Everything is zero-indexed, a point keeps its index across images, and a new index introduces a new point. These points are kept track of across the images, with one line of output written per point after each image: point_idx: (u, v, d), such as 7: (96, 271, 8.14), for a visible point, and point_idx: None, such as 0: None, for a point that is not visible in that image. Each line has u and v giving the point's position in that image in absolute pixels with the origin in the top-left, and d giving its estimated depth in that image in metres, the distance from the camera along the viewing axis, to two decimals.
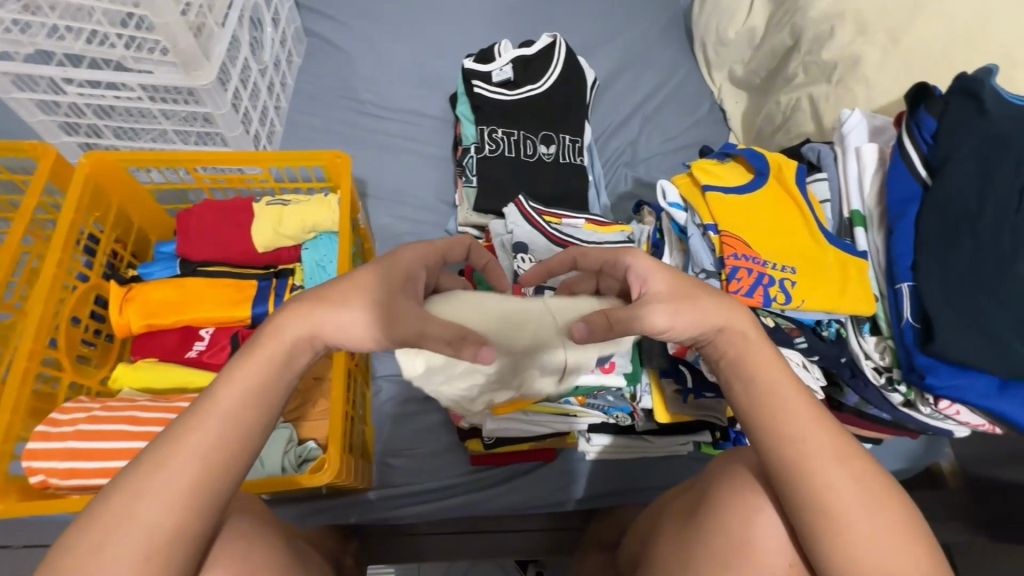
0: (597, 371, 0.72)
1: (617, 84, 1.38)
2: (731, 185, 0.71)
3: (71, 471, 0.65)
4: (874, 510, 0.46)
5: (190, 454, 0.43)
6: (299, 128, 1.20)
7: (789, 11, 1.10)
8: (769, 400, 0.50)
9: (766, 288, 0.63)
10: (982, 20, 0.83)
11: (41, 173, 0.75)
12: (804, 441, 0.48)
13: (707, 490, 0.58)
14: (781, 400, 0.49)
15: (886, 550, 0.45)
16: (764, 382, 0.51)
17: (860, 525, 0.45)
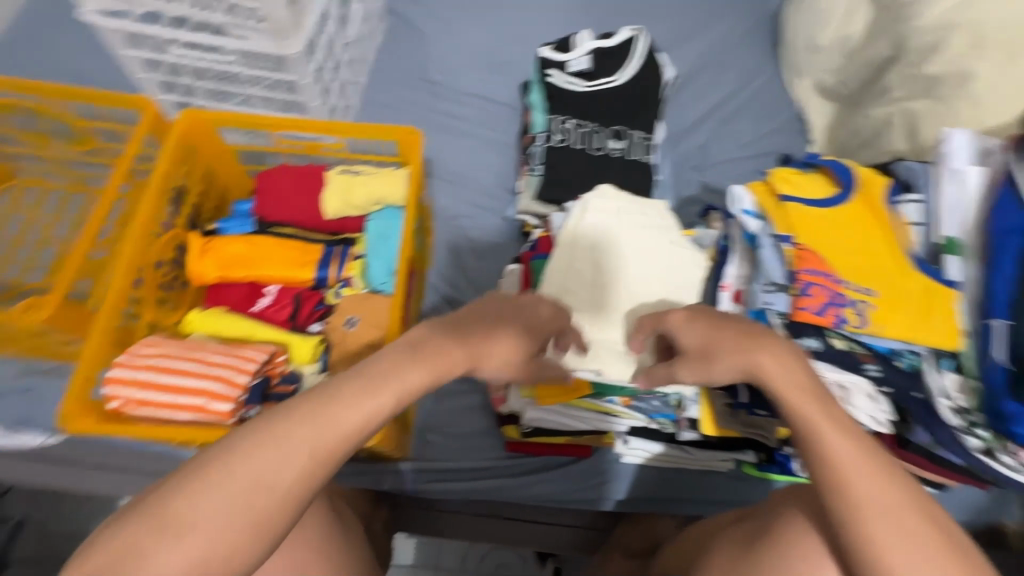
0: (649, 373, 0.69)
1: (694, 84, 1.33)
2: (814, 198, 0.67)
3: (144, 401, 0.70)
4: (926, 555, 0.43)
5: (287, 459, 0.43)
6: (373, 104, 1.23)
7: (893, 19, 1.03)
8: (810, 444, 0.48)
9: (840, 308, 0.60)
10: None
11: (142, 125, 0.81)
12: (850, 489, 0.46)
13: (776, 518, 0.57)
14: (823, 445, 0.47)
15: None
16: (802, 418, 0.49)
17: None
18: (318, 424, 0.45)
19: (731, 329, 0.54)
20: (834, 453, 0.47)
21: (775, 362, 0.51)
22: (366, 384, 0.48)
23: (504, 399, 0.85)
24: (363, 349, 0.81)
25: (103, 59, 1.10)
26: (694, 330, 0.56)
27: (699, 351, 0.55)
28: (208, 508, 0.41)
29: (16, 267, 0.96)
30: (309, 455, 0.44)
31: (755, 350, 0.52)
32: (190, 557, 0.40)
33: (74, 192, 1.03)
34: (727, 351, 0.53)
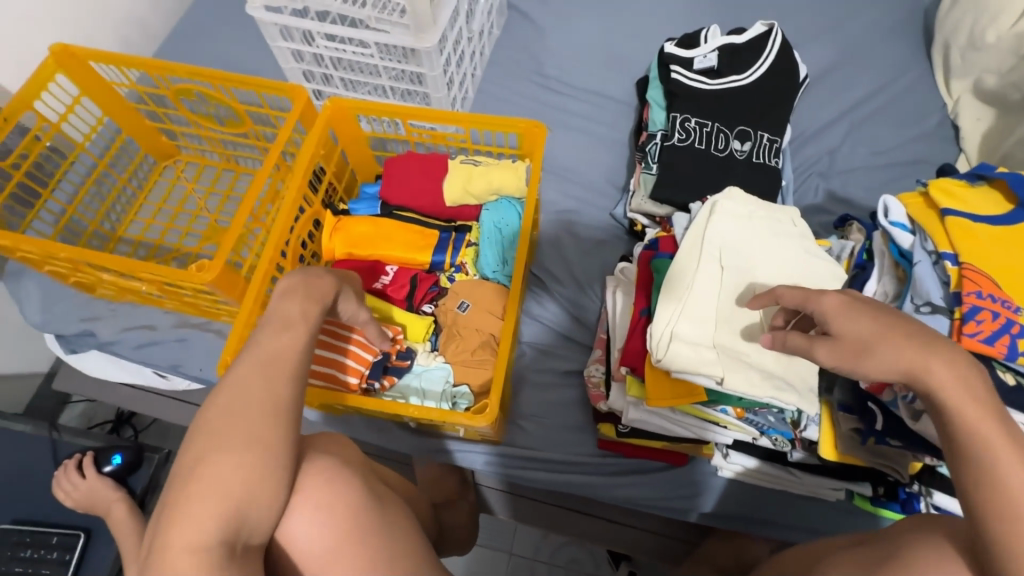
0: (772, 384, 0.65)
1: (826, 84, 1.24)
2: (983, 214, 0.61)
3: None
4: None
5: (251, 394, 0.48)
6: (488, 96, 1.26)
7: None
8: (985, 467, 0.43)
9: (1015, 338, 0.52)
10: None
11: (294, 111, 0.88)
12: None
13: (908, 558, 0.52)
14: (1002, 471, 0.42)
15: None
16: (968, 435, 0.44)
17: None
18: (264, 361, 0.50)
19: (893, 327, 0.49)
20: (1007, 480, 0.42)
21: (954, 372, 0.45)
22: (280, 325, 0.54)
23: (603, 396, 0.87)
24: (474, 333, 0.84)
25: (257, 50, 1.21)
26: (861, 319, 0.50)
27: (869, 338, 0.49)
28: (220, 447, 0.45)
29: (177, 232, 1.10)
30: (264, 380, 0.48)
31: (932, 354, 0.46)
32: (217, 495, 0.43)
33: (225, 169, 1.16)
34: (905, 355, 0.47)
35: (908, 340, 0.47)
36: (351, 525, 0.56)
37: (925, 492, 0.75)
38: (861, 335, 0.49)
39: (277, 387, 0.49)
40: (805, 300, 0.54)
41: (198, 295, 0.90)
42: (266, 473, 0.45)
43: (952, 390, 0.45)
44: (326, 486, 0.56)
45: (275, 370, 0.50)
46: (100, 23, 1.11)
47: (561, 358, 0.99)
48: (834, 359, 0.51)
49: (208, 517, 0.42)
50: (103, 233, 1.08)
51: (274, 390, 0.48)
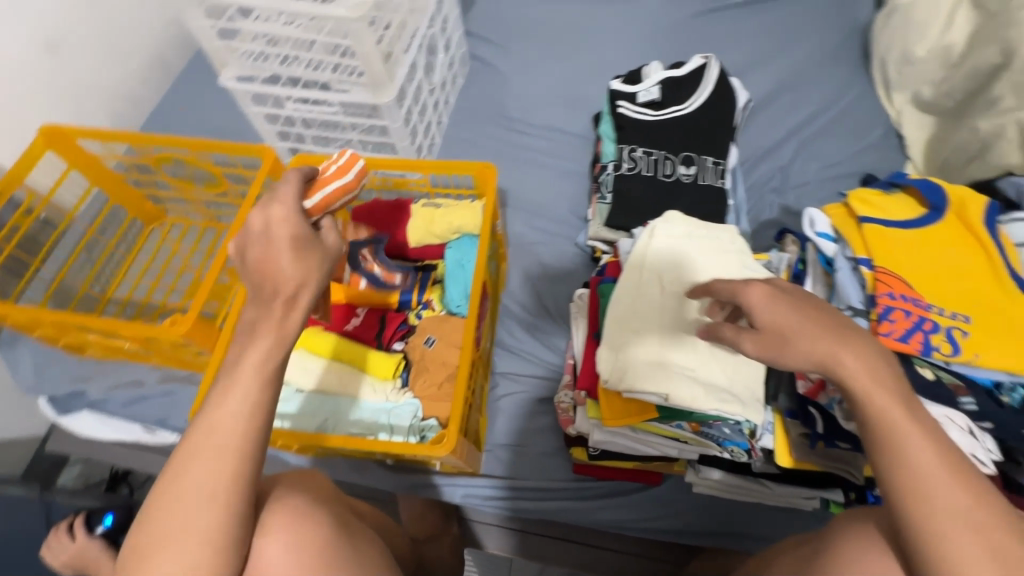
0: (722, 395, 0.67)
1: (774, 106, 1.30)
2: (896, 219, 0.65)
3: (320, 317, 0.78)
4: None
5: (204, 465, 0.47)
6: (455, 141, 1.34)
7: (1001, 26, 0.97)
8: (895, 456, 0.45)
9: (926, 334, 0.55)
10: None
11: (263, 169, 0.95)
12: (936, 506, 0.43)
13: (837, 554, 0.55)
14: (915, 459, 0.44)
15: None
16: (880, 425, 0.45)
17: None
18: (210, 427, 0.48)
19: (808, 319, 0.49)
20: (920, 468, 0.44)
21: (864, 365, 0.46)
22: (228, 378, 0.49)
23: (572, 420, 0.89)
24: (441, 367, 0.87)
25: (235, 115, 1.30)
26: (785, 308, 0.50)
27: (794, 328, 0.49)
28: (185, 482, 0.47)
29: (163, 290, 1.15)
30: (217, 453, 0.47)
31: (845, 346, 0.47)
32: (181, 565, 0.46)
33: (208, 227, 1.22)
34: (819, 349, 0.48)
35: (824, 336, 0.48)
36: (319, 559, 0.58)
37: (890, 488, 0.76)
38: (776, 328, 0.50)
39: (230, 458, 0.47)
40: (736, 292, 0.54)
41: (178, 349, 0.93)
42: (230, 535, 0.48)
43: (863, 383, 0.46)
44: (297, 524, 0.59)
45: (235, 401, 0.48)
46: (89, 102, 1.19)
47: (534, 385, 1.01)
48: (760, 350, 0.51)
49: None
50: (93, 295, 1.13)
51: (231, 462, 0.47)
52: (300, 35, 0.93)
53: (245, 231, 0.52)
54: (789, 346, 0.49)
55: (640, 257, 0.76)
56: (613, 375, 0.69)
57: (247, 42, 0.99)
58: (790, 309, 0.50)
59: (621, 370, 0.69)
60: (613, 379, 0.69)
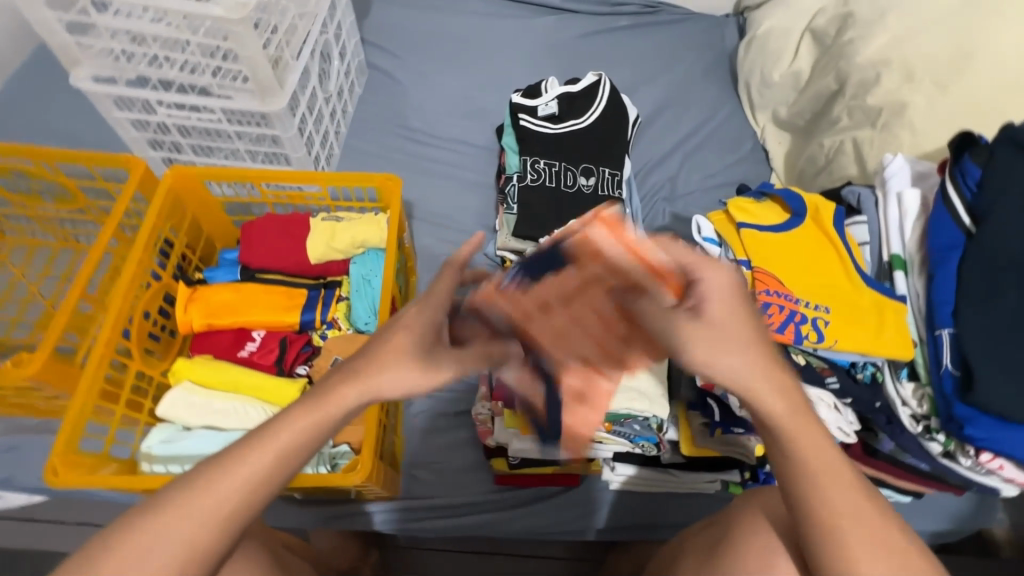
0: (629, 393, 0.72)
1: (660, 121, 1.42)
2: (767, 223, 0.73)
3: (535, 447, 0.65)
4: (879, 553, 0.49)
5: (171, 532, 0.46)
6: (355, 151, 1.29)
7: (835, 57, 1.13)
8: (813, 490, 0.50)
9: (798, 325, 0.62)
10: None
11: (131, 182, 0.84)
12: (839, 536, 0.49)
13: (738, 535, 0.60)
14: (828, 494, 0.50)
15: None
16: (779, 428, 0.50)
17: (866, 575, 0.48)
18: (197, 484, 0.47)
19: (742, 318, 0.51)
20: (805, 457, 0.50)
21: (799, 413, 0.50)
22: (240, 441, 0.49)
23: (491, 431, 0.89)
24: None
25: (92, 120, 1.14)
26: (745, 329, 0.50)
27: (736, 326, 0.50)
28: (164, 535, 0.46)
29: (4, 324, 0.97)
30: (189, 521, 0.46)
31: (781, 393, 0.50)
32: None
33: (62, 249, 1.06)
34: (762, 386, 0.50)
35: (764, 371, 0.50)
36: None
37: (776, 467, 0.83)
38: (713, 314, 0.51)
39: (208, 531, 0.47)
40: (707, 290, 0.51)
41: (27, 394, 0.79)
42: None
43: (788, 421, 0.50)
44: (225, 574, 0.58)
45: (257, 475, 0.48)
46: None
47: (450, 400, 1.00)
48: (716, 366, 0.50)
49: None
50: None
51: (204, 535, 0.46)
52: (171, 35, 0.84)
53: (375, 373, 0.51)
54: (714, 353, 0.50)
55: None
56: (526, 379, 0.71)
57: (105, 39, 0.88)
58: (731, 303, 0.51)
59: None
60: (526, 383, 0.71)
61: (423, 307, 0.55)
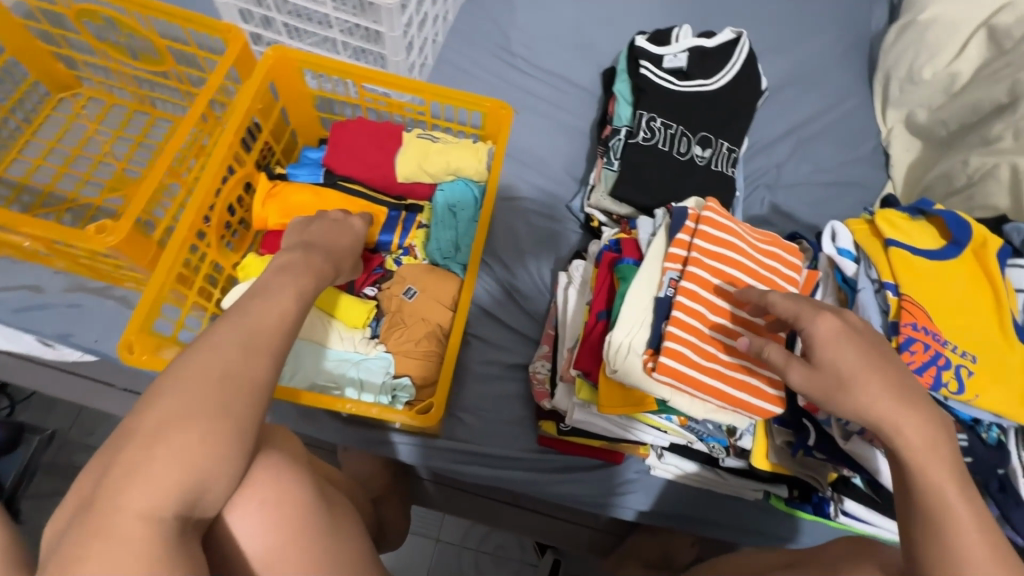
0: (743, 393, 0.64)
1: (780, 98, 1.28)
2: (921, 247, 0.64)
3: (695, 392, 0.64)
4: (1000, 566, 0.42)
5: (233, 357, 0.47)
6: (447, 66, 1.19)
7: (1013, 67, 1.00)
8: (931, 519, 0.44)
9: (940, 370, 0.56)
10: None
11: (228, 56, 0.77)
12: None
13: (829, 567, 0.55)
14: (953, 531, 0.43)
15: None
16: (887, 422, 0.47)
17: None
18: (248, 327, 0.49)
19: (863, 344, 0.50)
20: (913, 440, 0.47)
21: (924, 435, 0.46)
22: (273, 301, 0.53)
23: (547, 394, 0.86)
24: (420, 323, 0.79)
25: None
26: (848, 351, 0.50)
27: (863, 348, 0.50)
28: (221, 350, 0.47)
29: (74, 178, 0.95)
30: (245, 349, 0.47)
31: (905, 405, 0.47)
32: (165, 463, 0.40)
33: (139, 111, 1.01)
34: (883, 403, 0.47)
35: (884, 381, 0.48)
36: (303, 545, 0.51)
37: (837, 498, 0.77)
38: (829, 356, 0.50)
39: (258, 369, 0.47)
40: (799, 313, 0.53)
41: (98, 259, 0.77)
42: (231, 461, 0.42)
43: (879, 408, 0.47)
44: (275, 480, 0.52)
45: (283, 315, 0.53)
46: None
47: (507, 350, 0.96)
48: (806, 386, 0.51)
49: (150, 491, 0.38)
50: None
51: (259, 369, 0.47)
52: None
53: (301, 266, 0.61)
54: (844, 381, 0.49)
55: (672, 231, 0.70)
56: (619, 347, 0.65)
57: None
58: (849, 336, 0.50)
59: (629, 346, 0.65)
60: (618, 350, 0.65)
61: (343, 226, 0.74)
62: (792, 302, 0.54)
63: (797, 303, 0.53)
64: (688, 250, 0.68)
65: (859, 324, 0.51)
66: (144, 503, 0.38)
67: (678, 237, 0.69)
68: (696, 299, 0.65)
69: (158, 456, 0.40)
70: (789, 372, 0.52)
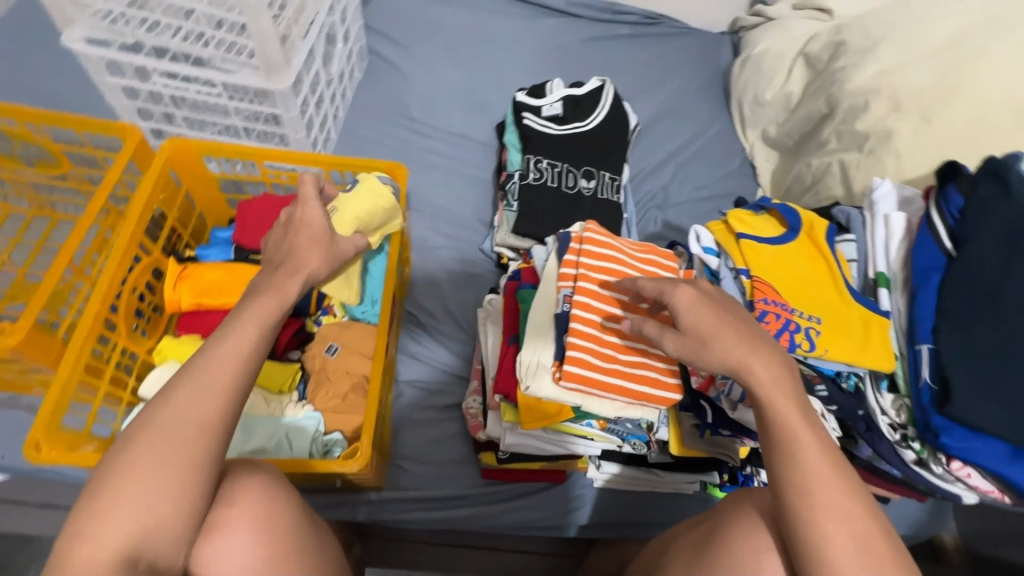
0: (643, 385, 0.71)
1: (655, 130, 1.45)
2: (765, 236, 0.76)
3: (601, 389, 0.70)
4: (831, 473, 0.50)
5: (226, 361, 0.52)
6: (352, 138, 1.27)
7: (826, 82, 1.18)
8: (784, 452, 0.52)
9: (792, 334, 0.66)
10: (1000, 119, 0.91)
11: (125, 151, 0.81)
12: (814, 498, 0.49)
13: (722, 521, 0.61)
14: (802, 457, 0.51)
15: (844, 507, 0.49)
16: (737, 367, 0.55)
17: (830, 496, 0.49)
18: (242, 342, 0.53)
19: (717, 307, 0.58)
20: (757, 379, 0.54)
21: (769, 376, 0.54)
22: (255, 310, 0.55)
23: (481, 426, 0.89)
24: (345, 377, 0.82)
25: (74, 84, 1.09)
26: (707, 315, 0.57)
27: (711, 315, 0.58)
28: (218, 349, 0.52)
29: None
30: (234, 368, 0.52)
31: (755, 352, 0.55)
32: (165, 464, 0.47)
33: (37, 216, 1.00)
34: (735, 351, 0.55)
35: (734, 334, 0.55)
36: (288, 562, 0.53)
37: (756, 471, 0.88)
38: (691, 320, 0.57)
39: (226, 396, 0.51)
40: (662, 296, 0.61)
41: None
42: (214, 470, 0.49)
43: (729, 359, 0.55)
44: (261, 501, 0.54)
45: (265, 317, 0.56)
46: None
47: (440, 393, 0.99)
48: (680, 351, 0.58)
49: (157, 492, 0.46)
50: None
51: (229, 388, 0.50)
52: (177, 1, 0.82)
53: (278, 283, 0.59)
54: (704, 339, 0.56)
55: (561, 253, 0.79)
56: (525, 363, 0.72)
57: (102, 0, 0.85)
58: (705, 303, 0.58)
59: (534, 362, 0.71)
60: (525, 367, 0.71)
61: (300, 223, 0.66)
62: (655, 282, 0.62)
63: (660, 283, 0.61)
64: (576, 268, 0.76)
65: (709, 289, 0.59)
66: (153, 499, 0.46)
67: (566, 258, 0.77)
68: (590, 309, 0.72)
69: (155, 462, 0.47)
70: (662, 341, 0.59)
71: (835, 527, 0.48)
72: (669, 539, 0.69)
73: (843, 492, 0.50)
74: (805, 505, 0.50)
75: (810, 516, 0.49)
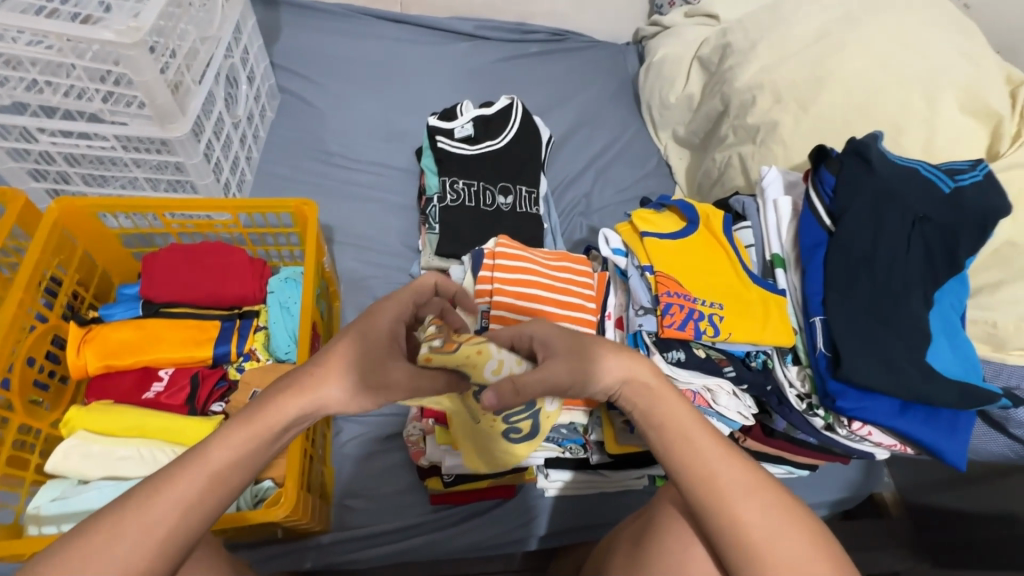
0: None
1: (573, 140, 1.50)
2: (666, 232, 0.79)
3: None
4: (722, 454, 0.53)
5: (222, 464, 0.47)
6: (268, 177, 1.25)
7: (719, 82, 1.25)
8: (684, 448, 0.53)
9: (697, 322, 0.70)
10: (866, 103, 1.00)
11: (8, 217, 0.77)
12: (715, 481, 0.51)
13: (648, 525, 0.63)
14: (695, 445, 0.53)
15: (743, 482, 0.51)
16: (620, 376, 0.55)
17: (728, 476, 0.52)
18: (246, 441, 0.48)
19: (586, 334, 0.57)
20: (641, 382, 0.55)
21: (656, 375, 0.55)
22: (251, 428, 0.48)
23: (424, 451, 0.87)
24: None
25: None
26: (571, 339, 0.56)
27: (577, 354, 0.54)
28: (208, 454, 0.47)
29: None
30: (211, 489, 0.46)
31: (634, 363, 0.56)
32: (167, 517, 0.44)
33: None
34: (613, 365, 0.55)
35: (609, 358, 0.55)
36: None
37: None
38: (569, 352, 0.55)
39: (270, 439, 0.49)
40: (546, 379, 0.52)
41: None
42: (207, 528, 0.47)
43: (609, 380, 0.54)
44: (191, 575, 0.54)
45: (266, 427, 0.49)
46: None
47: (379, 425, 0.97)
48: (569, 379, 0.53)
49: (148, 544, 0.44)
50: None
51: (203, 485, 0.46)
52: (52, 57, 0.79)
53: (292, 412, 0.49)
54: (589, 368, 0.54)
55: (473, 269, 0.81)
56: None
57: None
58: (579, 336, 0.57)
59: None
60: None
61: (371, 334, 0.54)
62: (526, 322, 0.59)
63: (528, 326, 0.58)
64: (491, 283, 0.78)
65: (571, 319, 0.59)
66: (136, 551, 0.43)
67: (482, 275, 0.79)
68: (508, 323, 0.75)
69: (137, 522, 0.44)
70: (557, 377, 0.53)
71: (740, 507, 0.50)
72: (609, 549, 0.70)
73: (735, 471, 0.52)
74: (709, 490, 0.51)
75: (717, 503, 0.51)
